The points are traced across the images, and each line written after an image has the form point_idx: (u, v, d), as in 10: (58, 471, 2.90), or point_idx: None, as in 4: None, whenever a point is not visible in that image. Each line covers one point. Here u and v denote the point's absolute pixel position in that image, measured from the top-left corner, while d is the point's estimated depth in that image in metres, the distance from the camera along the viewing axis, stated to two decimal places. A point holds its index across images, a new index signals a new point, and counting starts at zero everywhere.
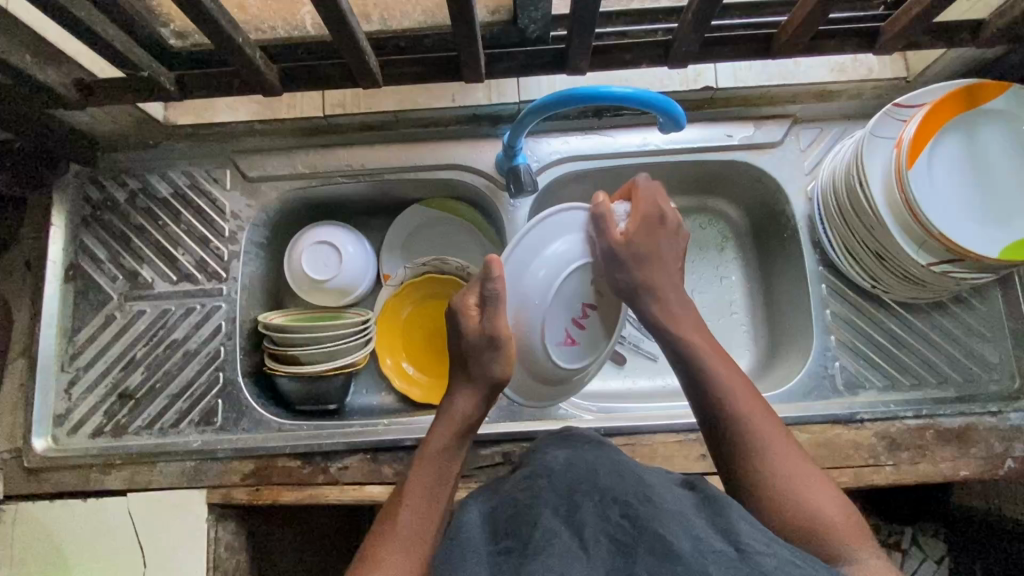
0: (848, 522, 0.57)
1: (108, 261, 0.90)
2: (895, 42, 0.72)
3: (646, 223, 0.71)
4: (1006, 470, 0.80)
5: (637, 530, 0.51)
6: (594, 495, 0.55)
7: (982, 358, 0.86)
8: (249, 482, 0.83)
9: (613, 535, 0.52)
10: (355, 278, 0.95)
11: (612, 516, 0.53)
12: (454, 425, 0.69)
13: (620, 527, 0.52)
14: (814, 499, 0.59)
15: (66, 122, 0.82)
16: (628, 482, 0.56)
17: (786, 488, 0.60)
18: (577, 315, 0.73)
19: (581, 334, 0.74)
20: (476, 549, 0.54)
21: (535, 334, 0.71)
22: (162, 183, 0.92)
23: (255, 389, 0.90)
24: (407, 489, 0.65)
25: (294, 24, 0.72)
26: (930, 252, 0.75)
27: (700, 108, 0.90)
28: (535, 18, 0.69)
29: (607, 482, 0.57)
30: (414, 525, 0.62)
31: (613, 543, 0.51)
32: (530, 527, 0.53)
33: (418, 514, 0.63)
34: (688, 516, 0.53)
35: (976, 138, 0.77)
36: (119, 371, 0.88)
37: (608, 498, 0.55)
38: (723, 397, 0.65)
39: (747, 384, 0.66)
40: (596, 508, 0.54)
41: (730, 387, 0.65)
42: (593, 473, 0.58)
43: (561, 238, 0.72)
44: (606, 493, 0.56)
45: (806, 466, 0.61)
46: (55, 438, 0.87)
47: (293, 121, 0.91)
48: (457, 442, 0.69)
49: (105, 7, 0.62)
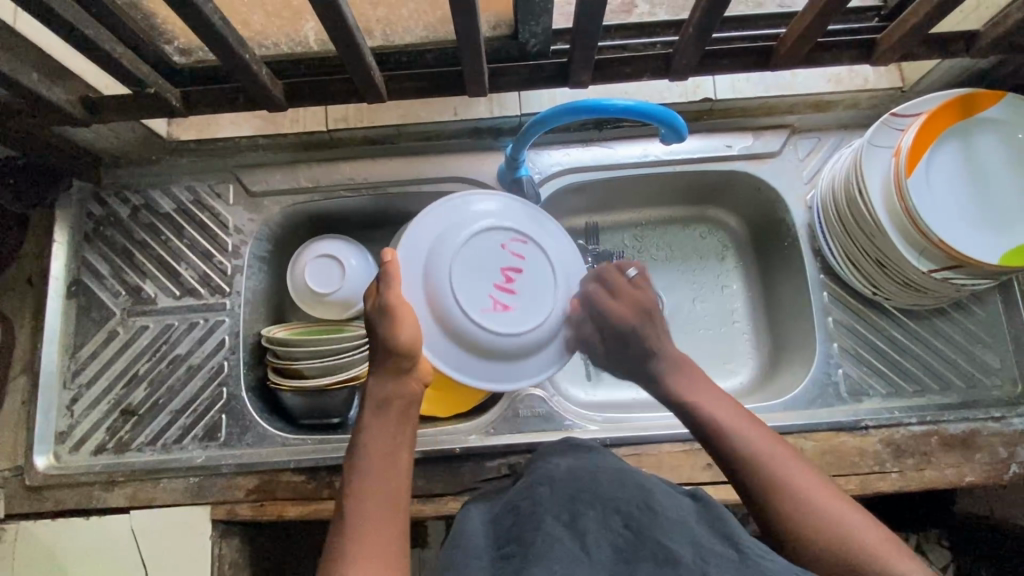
0: (877, 543, 0.56)
1: (111, 277, 0.90)
2: (892, 54, 0.73)
3: (619, 337, 0.74)
4: (1011, 475, 0.81)
5: (638, 539, 0.52)
6: (597, 504, 0.55)
7: (985, 363, 0.86)
8: (253, 498, 0.82)
9: (615, 544, 0.52)
10: (358, 292, 0.95)
11: (614, 526, 0.53)
12: (374, 405, 0.65)
13: (622, 537, 0.52)
14: (848, 524, 0.57)
15: (70, 138, 0.82)
16: (629, 491, 0.57)
17: (810, 507, 0.58)
18: (500, 279, 0.71)
19: (515, 301, 0.72)
20: (479, 555, 0.54)
21: (452, 308, 0.69)
22: (165, 199, 0.92)
23: (259, 403, 0.89)
24: (355, 479, 0.61)
25: (298, 40, 0.73)
26: (931, 259, 0.75)
27: (698, 120, 0.91)
28: (536, 33, 0.70)
29: (609, 491, 0.57)
30: (374, 509, 0.59)
31: (616, 550, 0.51)
32: (533, 532, 0.53)
33: (373, 495, 0.60)
34: (690, 524, 0.54)
35: (972, 146, 0.78)
36: (121, 388, 0.88)
37: (611, 508, 0.55)
38: (732, 436, 0.64)
39: (748, 417, 0.66)
40: (599, 517, 0.54)
41: (737, 425, 0.64)
42: (596, 483, 0.58)
43: (462, 295, 0.69)
44: (608, 502, 0.56)
45: (827, 485, 0.60)
46: (56, 456, 0.86)
47: (296, 136, 0.91)
48: (386, 421, 0.64)
49: (113, 24, 0.63)
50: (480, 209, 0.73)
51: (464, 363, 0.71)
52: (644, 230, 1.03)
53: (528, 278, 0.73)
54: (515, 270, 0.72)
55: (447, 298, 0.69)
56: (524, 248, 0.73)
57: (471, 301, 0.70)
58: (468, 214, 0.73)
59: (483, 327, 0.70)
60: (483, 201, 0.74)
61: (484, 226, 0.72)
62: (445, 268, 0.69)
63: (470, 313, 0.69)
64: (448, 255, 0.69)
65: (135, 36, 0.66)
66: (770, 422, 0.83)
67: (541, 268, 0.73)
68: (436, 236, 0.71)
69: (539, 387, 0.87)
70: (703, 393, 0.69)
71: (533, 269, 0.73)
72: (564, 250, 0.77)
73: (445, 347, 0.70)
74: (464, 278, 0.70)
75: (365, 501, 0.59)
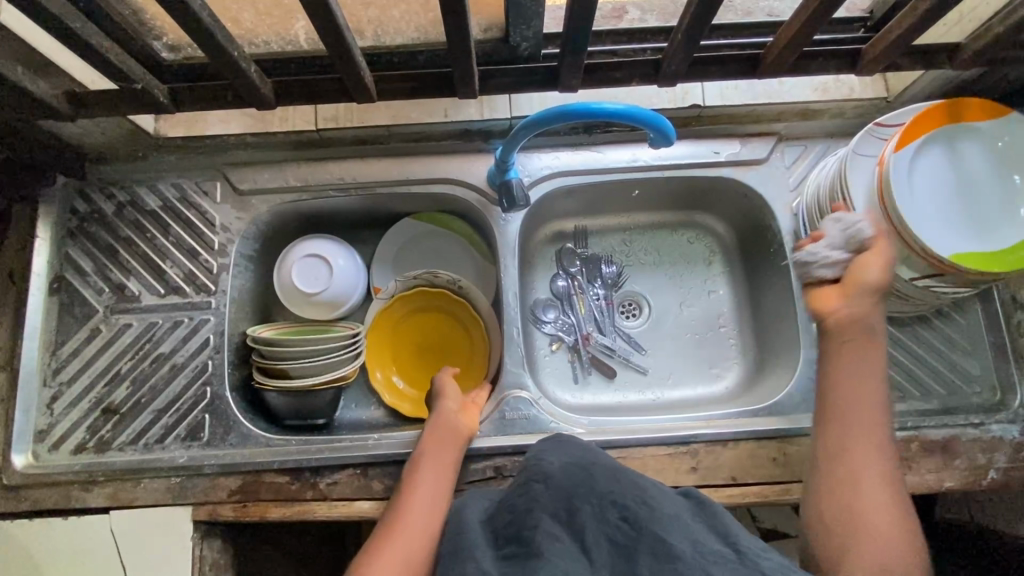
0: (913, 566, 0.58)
1: (94, 274, 0.89)
2: (876, 64, 0.74)
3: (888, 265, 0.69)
4: (989, 481, 0.82)
5: (637, 532, 0.53)
6: (593, 499, 0.56)
7: (964, 370, 0.87)
8: (235, 499, 0.81)
9: (613, 539, 0.53)
10: (345, 292, 0.94)
11: (610, 519, 0.54)
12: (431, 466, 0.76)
13: (620, 530, 0.53)
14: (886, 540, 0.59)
15: (54, 132, 0.81)
16: (624, 485, 0.57)
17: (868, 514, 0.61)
18: (942, 206, 0.76)
19: (946, 195, 0.77)
20: (478, 558, 0.54)
21: (949, 237, 0.74)
22: (151, 195, 0.91)
23: (243, 404, 0.89)
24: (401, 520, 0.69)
25: (288, 38, 0.73)
26: (913, 267, 0.77)
27: (686, 126, 0.92)
28: (526, 36, 0.71)
29: (604, 485, 0.57)
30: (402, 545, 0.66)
31: (614, 547, 0.52)
32: (531, 530, 0.53)
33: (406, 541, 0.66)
34: (686, 519, 0.55)
35: (959, 150, 0.78)
36: (103, 387, 0.87)
37: (608, 501, 0.56)
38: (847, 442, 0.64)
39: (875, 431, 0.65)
40: (595, 513, 0.55)
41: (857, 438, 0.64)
42: (590, 477, 0.59)
43: (959, 227, 0.75)
44: (605, 495, 0.56)
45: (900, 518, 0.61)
46: (35, 455, 0.85)
47: (286, 134, 0.90)
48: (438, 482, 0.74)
49: (99, 19, 0.62)
50: (942, 210, 0.76)
51: (948, 212, 0.76)
52: (633, 234, 1.04)
53: (927, 182, 0.77)
54: (954, 201, 0.77)
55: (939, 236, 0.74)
56: (915, 183, 0.76)
57: (944, 225, 0.75)
58: (950, 221, 0.75)
59: (964, 214, 0.76)
60: (947, 217, 0.75)
61: (949, 218, 0.75)
62: (944, 234, 0.74)
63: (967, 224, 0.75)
64: (948, 231, 0.75)
65: (121, 30, 0.65)
66: (756, 426, 0.84)
67: (936, 178, 0.77)
68: (945, 235, 0.74)
69: (526, 390, 0.87)
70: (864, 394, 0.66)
71: (936, 178, 0.77)
72: (968, 164, 0.78)
73: (933, 229, 0.74)
74: (941, 220, 0.75)
75: (401, 538, 0.67)
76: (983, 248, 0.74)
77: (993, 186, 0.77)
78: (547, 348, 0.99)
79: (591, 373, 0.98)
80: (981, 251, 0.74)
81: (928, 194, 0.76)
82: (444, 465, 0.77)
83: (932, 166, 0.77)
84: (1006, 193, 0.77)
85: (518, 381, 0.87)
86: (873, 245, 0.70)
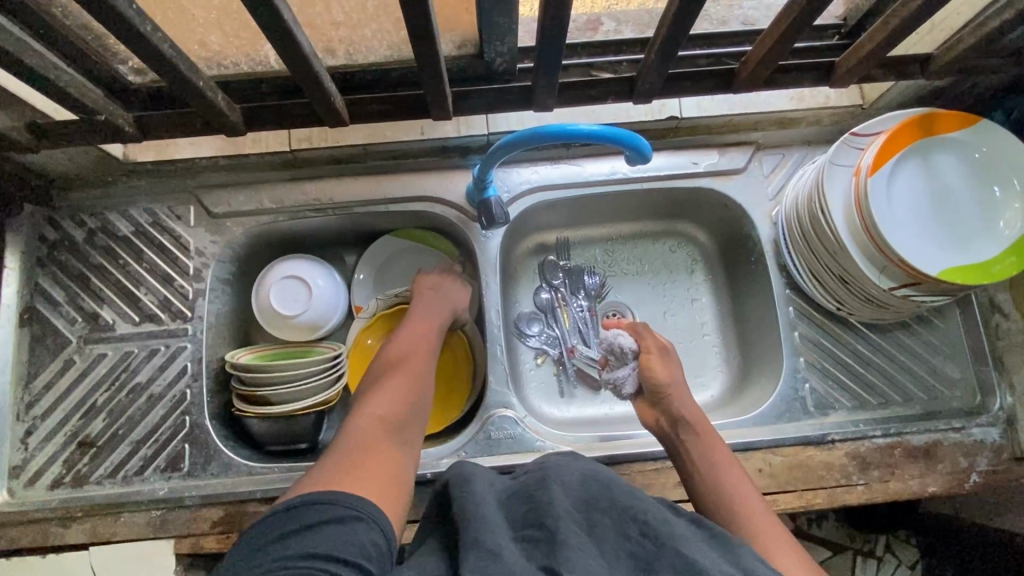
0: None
1: (66, 304, 0.87)
2: (850, 76, 0.74)
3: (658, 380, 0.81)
4: (971, 484, 0.83)
5: (656, 546, 0.51)
6: (613, 512, 0.55)
7: (945, 374, 0.88)
8: (218, 530, 0.80)
9: (631, 552, 0.51)
10: (325, 313, 0.93)
11: (631, 535, 0.53)
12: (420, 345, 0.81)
13: (640, 544, 0.52)
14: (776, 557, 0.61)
15: (19, 163, 0.79)
16: (643, 503, 0.56)
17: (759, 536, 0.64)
18: (920, 221, 0.78)
19: (922, 210, 0.78)
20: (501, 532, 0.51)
21: (928, 252, 0.76)
22: (122, 221, 0.89)
23: (224, 431, 0.87)
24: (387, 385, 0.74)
25: (257, 59, 0.71)
26: (891, 276, 0.77)
27: (665, 137, 0.92)
28: (501, 52, 0.70)
29: (624, 500, 0.56)
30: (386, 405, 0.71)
31: (633, 560, 0.51)
32: (552, 522, 0.52)
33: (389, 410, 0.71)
34: (702, 545, 0.53)
35: (933, 162, 0.79)
36: (78, 420, 0.85)
37: (626, 515, 0.54)
38: (719, 483, 0.71)
39: (743, 481, 0.71)
40: (615, 527, 0.54)
41: (729, 480, 0.71)
42: (608, 490, 0.57)
43: (935, 242, 0.77)
44: (624, 509, 0.55)
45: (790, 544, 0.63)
46: (10, 491, 0.83)
47: (260, 155, 0.89)
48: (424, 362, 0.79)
49: (57, 52, 0.61)
50: (920, 224, 0.77)
51: (925, 227, 0.77)
52: (615, 244, 1.03)
53: (904, 198, 0.78)
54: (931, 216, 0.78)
55: (919, 253, 0.75)
56: (893, 197, 0.78)
57: (922, 240, 0.77)
58: (927, 235, 0.77)
59: (941, 228, 0.77)
60: (924, 232, 0.77)
61: (927, 233, 0.77)
62: (924, 250, 0.76)
63: (944, 239, 0.77)
64: (928, 245, 0.76)
65: (81, 61, 0.63)
66: (740, 438, 0.84)
67: (915, 192, 0.78)
68: (922, 249, 0.76)
69: (511, 408, 0.86)
70: (719, 451, 0.74)
71: (913, 191, 0.78)
72: (943, 178, 0.79)
73: (911, 246, 0.75)
74: (920, 236, 0.77)
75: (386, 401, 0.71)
76: (962, 260, 0.76)
77: (970, 198, 0.78)
78: (533, 362, 0.98)
79: (577, 387, 0.98)
80: (961, 262, 0.76)
81: (903, 211, 0.78)
82: (423, 360, 0.79)
83: (906, 181, 0.79)
84: (984, 204, 0.78)
85: (504, 399, 0.87)
86: (645, 351, 0.85)
